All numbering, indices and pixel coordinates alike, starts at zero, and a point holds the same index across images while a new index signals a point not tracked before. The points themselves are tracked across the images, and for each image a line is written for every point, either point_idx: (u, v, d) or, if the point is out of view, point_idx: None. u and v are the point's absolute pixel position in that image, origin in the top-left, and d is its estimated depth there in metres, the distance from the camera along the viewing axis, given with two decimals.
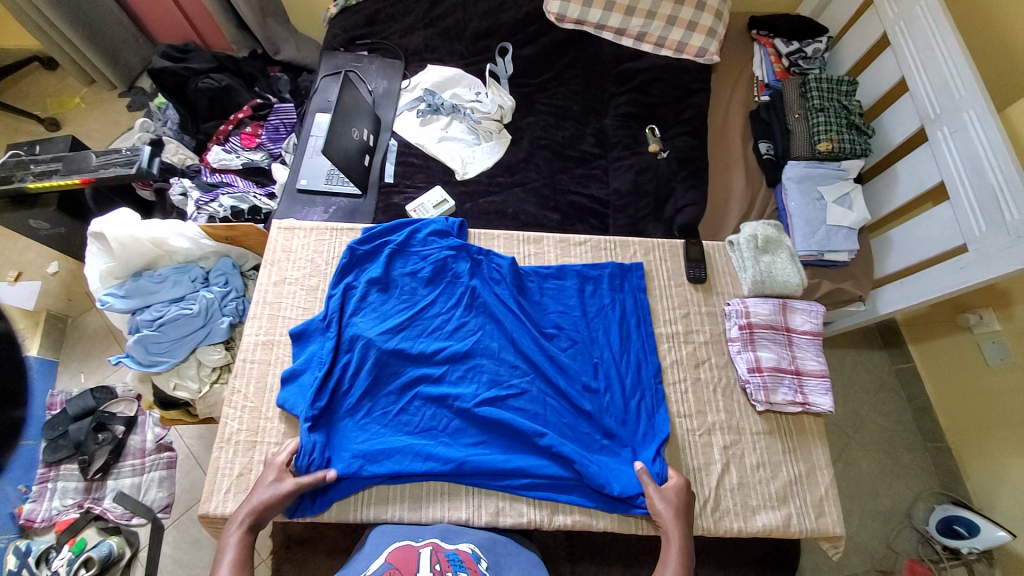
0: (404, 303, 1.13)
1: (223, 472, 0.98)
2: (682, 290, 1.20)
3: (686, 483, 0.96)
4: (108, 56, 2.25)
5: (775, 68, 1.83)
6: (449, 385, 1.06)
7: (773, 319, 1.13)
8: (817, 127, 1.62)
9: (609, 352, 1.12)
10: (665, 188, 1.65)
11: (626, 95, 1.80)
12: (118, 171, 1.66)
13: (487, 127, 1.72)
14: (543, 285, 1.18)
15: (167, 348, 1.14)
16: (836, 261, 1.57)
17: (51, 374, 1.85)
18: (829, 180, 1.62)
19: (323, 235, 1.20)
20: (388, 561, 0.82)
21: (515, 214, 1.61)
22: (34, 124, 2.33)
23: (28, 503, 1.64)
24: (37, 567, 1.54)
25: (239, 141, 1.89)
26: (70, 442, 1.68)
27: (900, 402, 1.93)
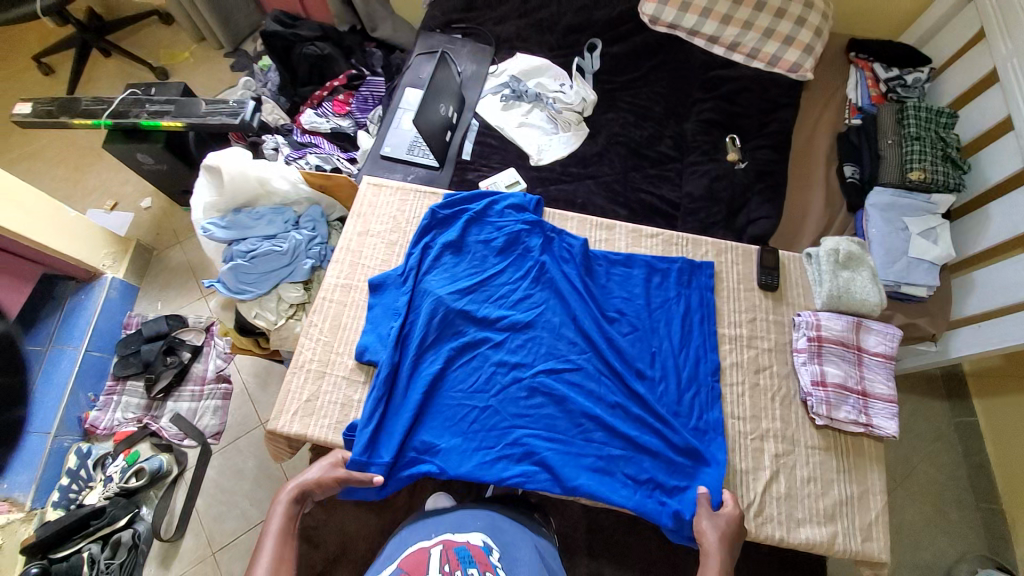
0: (474, 268, 1.17)
1: (293, 394, 1.06)
2: (752, 295, 1.18)
3: (740, 513, 0.95)
4: (222, 18, 2.44)
5: (871, 93, 1.78)
6: (508, 352, 1.10)
7: (844, 336, 1.09)
8: (911, 156, 1.56)
9: (668, 343, 1.12)
10: (739, 198, 1.63)
11: (710, 102, 1.79)
12: (223, 120, 1.80)
13: (566, 118, 1.75)
14: (610, 270, 1.19)
15: (254, 280, 1.24)
16: (913, 296, 1.51)
17: (132, 297, 2.04)
18: (916, 211, 1.55)
19: (407, 195, 1.26)
20: (404, 564, 0.93)
21: (584, 204, 1.64)
22: (146, 72, 2.55)
23: (95, 410, 1.84)
24: (94, 469, 1.76)
25: (331, 106, 2.00)
26: (140, 361, 1.87)
27: (955, 456, 1.81)
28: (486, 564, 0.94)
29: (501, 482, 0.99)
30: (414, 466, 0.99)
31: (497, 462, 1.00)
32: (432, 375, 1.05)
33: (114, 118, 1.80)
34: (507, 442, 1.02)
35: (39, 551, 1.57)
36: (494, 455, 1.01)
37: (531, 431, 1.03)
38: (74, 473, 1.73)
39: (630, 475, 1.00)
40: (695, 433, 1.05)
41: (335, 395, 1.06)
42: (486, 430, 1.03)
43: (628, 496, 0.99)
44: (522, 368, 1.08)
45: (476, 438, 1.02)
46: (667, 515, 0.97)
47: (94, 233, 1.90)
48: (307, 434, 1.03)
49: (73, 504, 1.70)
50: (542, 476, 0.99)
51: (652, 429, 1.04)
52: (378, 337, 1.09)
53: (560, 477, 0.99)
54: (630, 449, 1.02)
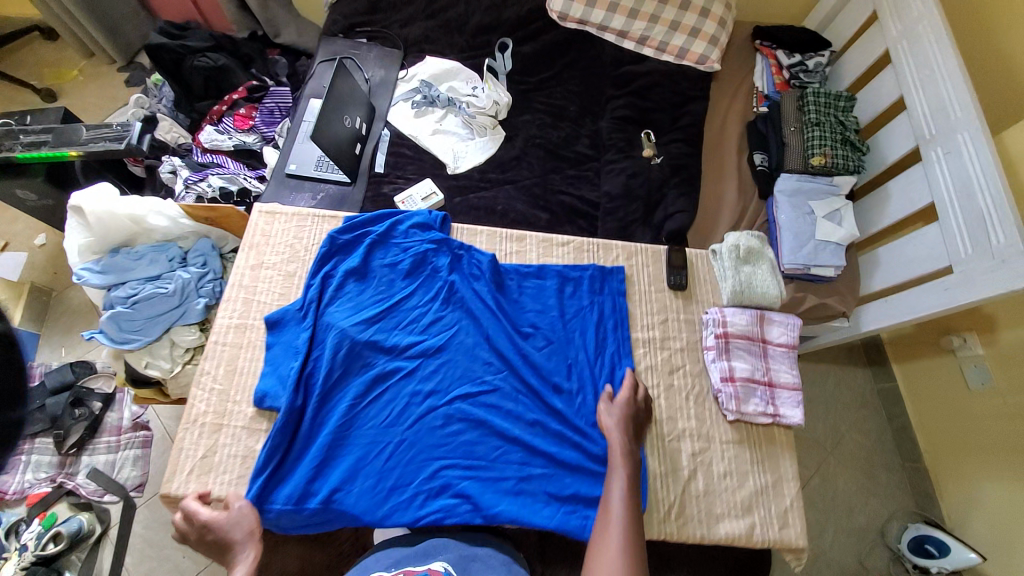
0: (381, 295, 1.13)
1: (187, 452, 0.99)
2: (662, 296, 1.19)
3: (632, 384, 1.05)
4: (109, 32, 2.24)
5: (776, 80, 1.83)
6: (421, 380, 1.06)
7: (749, 330, 1.12)
8: (812, 142, 1.63)
9: (582, 348, 1.12)
10: (656, 194, 1.65)
11: (623, 99, 1.79)
12: (108, 146, 1.65)
13: (481, 123, 1.70)
14: (522, 283, 1.17)
15: (140, 326, 1.16)
16: (822, 276, 1.57)
17: (32, 346, 1.85)
18: (821, 194, 1.62)
19: (304, 221, 1.19)
20: None
21: (504, 211, 1.61)
22: (30, 95, 2.28)
23: (2, 474, 1.68)
24: (6, 539, 1.60)
25: (232, 122, 1.88)
26: (46, 417, 1.71)
27: (880, 421, 1.93)
28: None
29: (419, 519, 0.95)
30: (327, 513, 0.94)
31: (414, 500, 0.96)
32: (340, 415, 1.00)
33: None
34: (425, 477, 0.98)
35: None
36: (412, 492, 0.97)
37: (449, 460, 1.00)
38: None
39: (551, 493, 0.99)
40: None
41: (234, 447, 0.99)
42: (403, 466, 0.99)
43: (550, 513, 0.98)
44: (436, 395, 1.05)
45: (391, 477, 0.98)
46: (590, 528, 0.97)
47: None
48: (207, 491, 0.97)
49: None
50: (462, 507, 0.96)
51: (572, 442, 1.03)
52: (279, 380, 1.03)
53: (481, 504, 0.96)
54: (550, 465, 1.01)
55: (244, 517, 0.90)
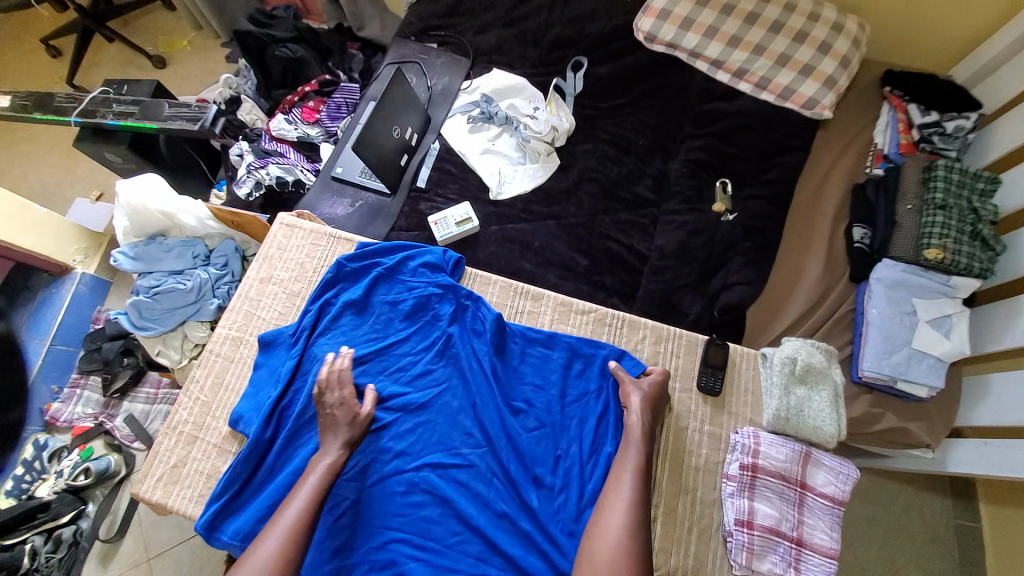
0: (374, 333, 1.07)
1: (161, 458, 1.01)
2: (688, 397, 1.01)
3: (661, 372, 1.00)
4: (215, 6, 2.26)
5: (901, 140, 1.50)
6: (394, 437, 0.99)
7: (786, 469, 0.91)
8: (931, 228, 1.31)
9: (575, 429, 1.00)
10: (719, 257, 1.42)
11: (703, 139, 1.57)
12: (183, 126, 1.74)
13: (535, 148, 1.57)
14: (526, 350, 1.06)
15: (158, 317, 1.23)
16: (911, 395, 1.27)
17: (104, 292, 2.04)
18: (930, 293, 1.31)
19: (319, 240, 1.16)
20: None
21: (541, 248, 1.47)
22: (142, 60, 2.44)
23: (57, 403, 1.86)
24: (48, 462, 1.77)
25: (299, 113, 1.90)
26: (101, 358, 1.85)
27: (949, 564, 1.55)
28: None
29: None
30: None
31: (357, 569, 0.90)
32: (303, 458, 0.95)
33: (82, 117, 1.76)
34: (373, 545, 0.92)
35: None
36: (356, 559, 0.91)
37: (401, 533, 0.92)
38: (29, 463, 1.75)
39: None
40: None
41: (202, 464, 1.00)
42: (356, 527, 0.93)
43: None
44: (405, 456, 0.97)
45: (339, 537, 0.92)
46: None
47: (63, 228, 1.93)
48: (168, 503, 0.97)
49: (24, 494, 1.71)
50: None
51: (538, 543, 0.92)
52: (255, 406, 1.01)
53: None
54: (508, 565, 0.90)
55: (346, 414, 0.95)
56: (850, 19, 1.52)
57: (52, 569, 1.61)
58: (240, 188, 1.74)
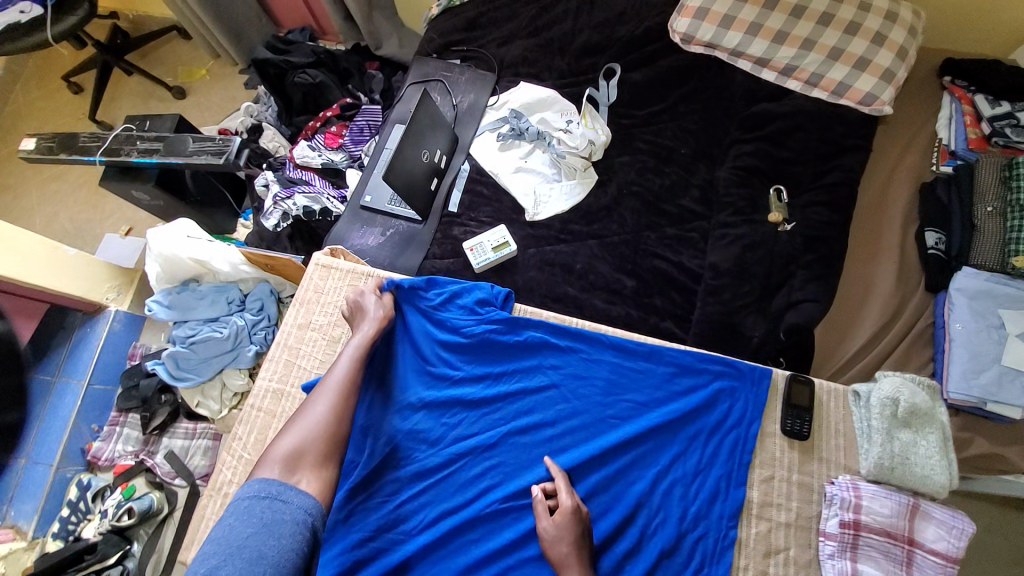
0: (427, 373, 1.03)
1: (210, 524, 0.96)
2: (771, 443, 0.92)
3: (575, 504, 0.87)
4: (233, 35, 2.25)
5: (969, 135, 1.37)
6: (461, 485, 0.95)
7: (892, 526, 0.83)
8: (1016, 233, 1.20)
9: (657, 470, 0.91)
10: (779, 273, 1.32)
11: (751, 145, 1.46)
12: (208, 160, 1.70)
13: (571, 163, 1.49)
14: (592, 387, 0.99)
15: (195, 366, 1.19)
16: (1001, 416, 1.15)
17: (137, 328, 2.05)
18: (1021, 305, 1.18)
19: (357, 280, 1.11)
20: None
21: (584, 270, 1.39)
22: (162, 91, 2.43)
23: (98, 441, 1.88)
24: (91, 502, 1.77)
25: (323, 139, 1.86)
26: (138, 397, 1.88)
27: None
28: None
29: None
30: None
31: None
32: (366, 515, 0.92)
33: (107, 156, 1.74)
34: None
35: None
36: None
37: None
38: (74, 504, 1.77)
39: None
40: None
41: None
42: None
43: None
44: (475, 504, 0.93)
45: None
46: None
47: (95, 267, 1.92)
48: None
49: (70, 535, 1.73)
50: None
51: None
52: None
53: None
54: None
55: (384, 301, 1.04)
56: (904, 8, 1.40)
57: None
58: (269, 220, 1.72)
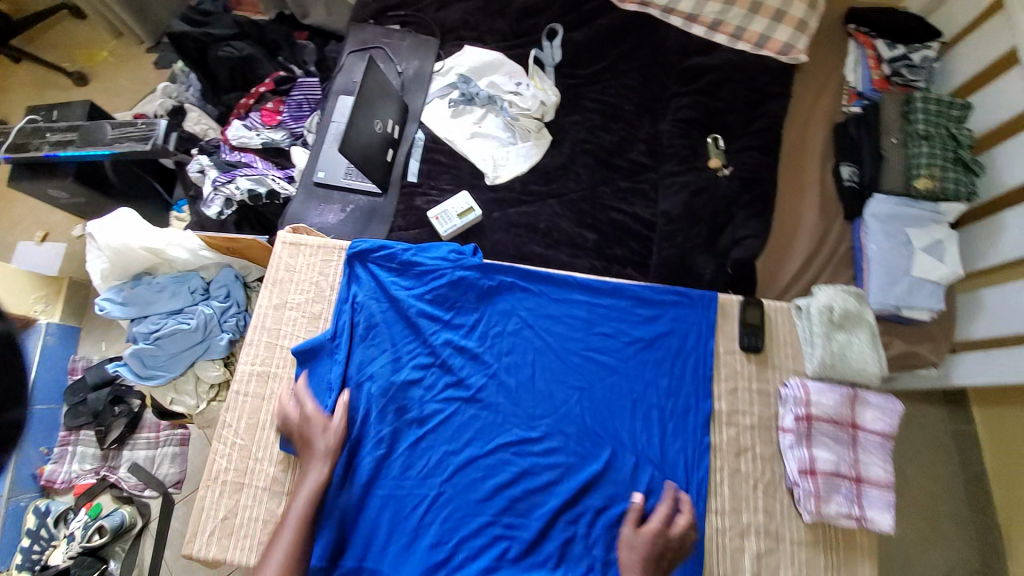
0: (411, 328, 1.06)
1: (209, 512, 0.94)
2: (732, 359, 1.02)
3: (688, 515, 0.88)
4: (135, 9, 2.03)
5: (873, 76, 1.54)
6: (458, 429, 0.99)
7: (837, 413, 0.95)
8: (917, 159, 1.38)
9: (636, 390, 1.01)
10: (723, 214, 1.44)
11: (689, 97, 1.55)
12: (134, 147, 1.58)
13: (524, 125, 1.52)
14: (569, 322, 1.06)
15: (164, 362, 1.12)
16: (914, 318, 1.34)
17: (74, 339, 1.91)
18: (920, 222, 1.37)
19: (330, 255, 1.11)
20: None
21: (547, 229, 1.45)
22: (59, 77, 2.17)
23: (50, 464, 1.78)
24: (55, 527, 1.70)
25: (259, 117, 1.76)
26: (88, 411, 1.77)
27: (952, 466, 1.72)
28: None
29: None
30: (359, 574, 0.90)
31: (448, 563, 0.90)
32: (370, 468, 0.95)
33: (13, 152, 1.58)
34: (460, 540, 0.92)
35: None
36: (447, 555, 0.91)
37: (491, 520, 0.93)
38: (34, 532, 1.67)
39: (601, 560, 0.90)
40: (672, 494, 0.94)
41: (256, 510, 0.94)
42: (440, 522, 0.93)
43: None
44: (475, 445, 0.98)
45: (428, 535, 0.92)
46: None
47: (15, 277, 1.78)
48: (226, 558, 0.92)
49: (37, 565, 1.64)
50: (507, 569, 0.90)
51: (624, 509, 0.93)
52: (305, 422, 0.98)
53: (532, 564, 0.90)
54: (601, 532, 0.92)
55: (328, 431, 0.93)
56: None
57: None
58: (210, 208, 1.62)
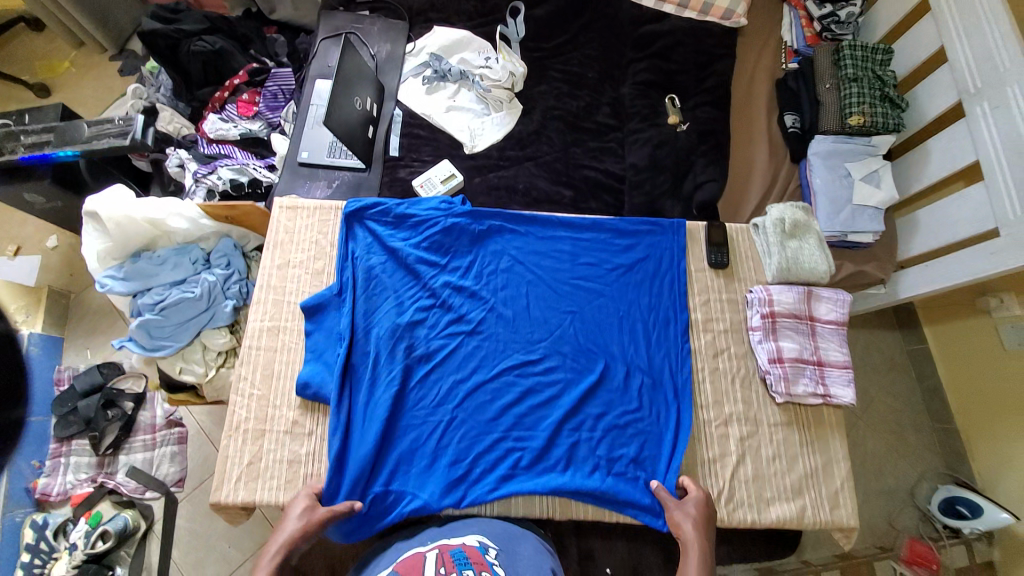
0: (412, 272, 1.13)
1: (232, 460, 0.98)
2: (703, 275, 1.16)
3: (705, 494, 0.95)
4: (97, 17, 2.04)
5: (806, 34, 1.70)
6: (464, 359, 1.08)
7: (797, 308, 1.09)
8: (849, 100, 1.52)
9: (621, 309, 1.13)
10: (684, 163, 1.57)
11: (645, 61, 1.68)
12: (113, 143, 1.60)
13: (497, 96, 1.62)
14: (555, 256, 1.17)
15: (170, 332, 1.18)
16: (860, 242, 1.51)
17: (58, 350, 1.85)
18: (857, 156, 1.53)
19: (326, 216, 1.17)
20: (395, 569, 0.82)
21: (526, 189, 1.54)
22: (21, 90, 2.15)
23: (43, 477, 1.70)
24: (55, 539, 1.61)
25: (236, 109, 1.79)
26: (80, 419, 1.71)
27: (909, 381, 1.87)
28: (484, 563, 0.82)
29: (477, 494, 0.99)
30: (385, 496, 0.97)
31: (468, 476, 1.00)
32: (385, 401, 1.02)
33: None
34: (477, 454, 1.01)
35: None
36: (466, 470, 1.00)
37: (502, 434, 1.03)
38: (34, 547, 1.59)
39: (603, 457, 1.02)
40: (659, 392, 1.07)
41: (279, 453, 0.99)
42: (456, 442, 1.02)
43: (606, 479, 1.00)
44: (481, 373, 1.07)
45: (446, 454, 1.01)
46: (641, 488, 1.00)
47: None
48: (254, 499, 0.97)
49: None
50: (521, 475, 1.00)
51: (619, 411, 1.05)
52: (320, 367, 1.04)
53: (544, 469, 1.01)
54: (602, 433, 1.03)
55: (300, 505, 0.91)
56: None
57: None
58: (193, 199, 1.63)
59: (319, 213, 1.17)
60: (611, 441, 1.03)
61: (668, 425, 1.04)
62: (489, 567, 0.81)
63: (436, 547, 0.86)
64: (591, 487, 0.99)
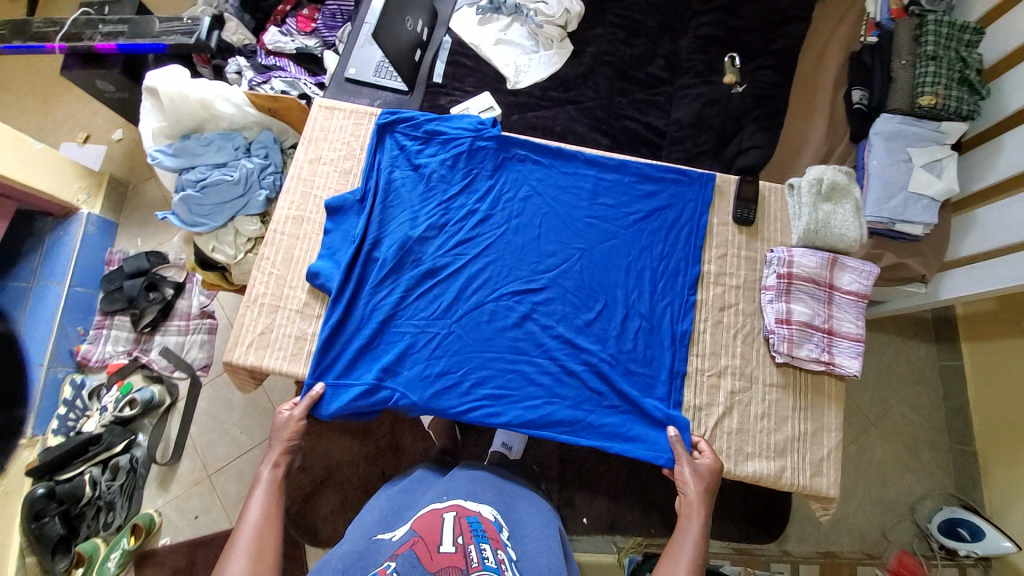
0: (432, 188, 1.16)
1: (248, 327, 1.08)
2: (725, 230, 1.15)
3: (717, 461, 0.98)
4: None
5: (891, 6, 1.53)
6: (468, 278, 1.10)
7: (817, 273, 1.07)
8: (924, 79, 1.39)
9: (633, 256, 1.12)
10: (732, 126, 1.51)
11: (710, 15, 1.60)
12: (178, 40, 1.66)
13: (548, 34, 1.59)
14: (573, 193, 1.17)
15: (208, 212, 1.29)
16: (907, 234, 1.40)
17: (112, 233, 1.96)
18: (923, 141, 1.40)
19: (362, 120, 1.22)
20: (415, 527, 0.89)
21: (563, 132, 1.52)
22: None
23: (86, 343, 1.82)
24: (89, 399, 1.75)
25: (295, 23, 1.84)
26: (124, 297, 1.79)
27: (934, 398, 1.77)
28: (498, 540, 0.89)
29: (464, 403, 1.03)
30: (376, 390, 1.03)
31: (458, 386, 1.04)
32: (388, 306, 1.07)
33: (67, 41, 1.67)
34: (469, 368, 1.06)
35: (46, 473, 1.59)
36: (456, 379, 1.05)
37: (496, 353, 1.06)
38: (70, 402, 1.74)
39: (592, 390, 1.05)
40: (656, 337, 1.08)
41: (289, 328, 1.08)
42: (450, 353, 1.06)
43: (594, 411, 1.04)
44: (482, 294, 1.09)
45: (439, 363, 1.06)
46: (627, 423, 1.03)
47: (63, 165, 1.79)
48: (262, 365, 1.06)
49: (73, 431, 1.71)
50: (509, 392, 1.04)
51: (613, 349, 1.07)
52: (331, 263, 1.09)
53: (532, 392, 1.05)
54: (594, 367, 1.06)
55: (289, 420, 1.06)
56: None
57: (115, 495, 1.62)
58: None
59: (355, 118, 1.22)
60: (601, 377, 1.05)
61: (660, 371, 1.06)
62: (502, 545, 0.89)
63: (453, 510, 0.93)
64: (577, 417, 1.03)
